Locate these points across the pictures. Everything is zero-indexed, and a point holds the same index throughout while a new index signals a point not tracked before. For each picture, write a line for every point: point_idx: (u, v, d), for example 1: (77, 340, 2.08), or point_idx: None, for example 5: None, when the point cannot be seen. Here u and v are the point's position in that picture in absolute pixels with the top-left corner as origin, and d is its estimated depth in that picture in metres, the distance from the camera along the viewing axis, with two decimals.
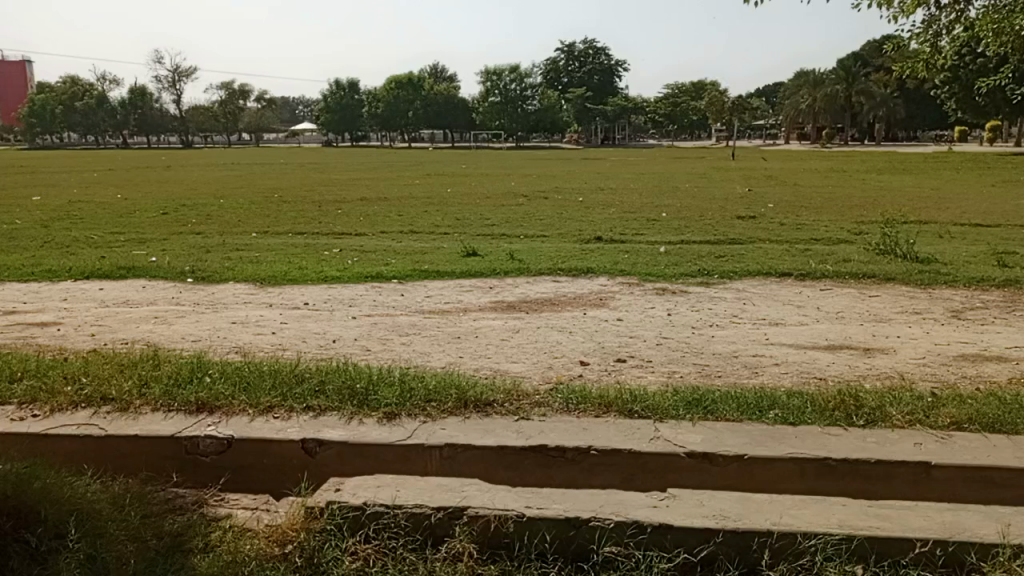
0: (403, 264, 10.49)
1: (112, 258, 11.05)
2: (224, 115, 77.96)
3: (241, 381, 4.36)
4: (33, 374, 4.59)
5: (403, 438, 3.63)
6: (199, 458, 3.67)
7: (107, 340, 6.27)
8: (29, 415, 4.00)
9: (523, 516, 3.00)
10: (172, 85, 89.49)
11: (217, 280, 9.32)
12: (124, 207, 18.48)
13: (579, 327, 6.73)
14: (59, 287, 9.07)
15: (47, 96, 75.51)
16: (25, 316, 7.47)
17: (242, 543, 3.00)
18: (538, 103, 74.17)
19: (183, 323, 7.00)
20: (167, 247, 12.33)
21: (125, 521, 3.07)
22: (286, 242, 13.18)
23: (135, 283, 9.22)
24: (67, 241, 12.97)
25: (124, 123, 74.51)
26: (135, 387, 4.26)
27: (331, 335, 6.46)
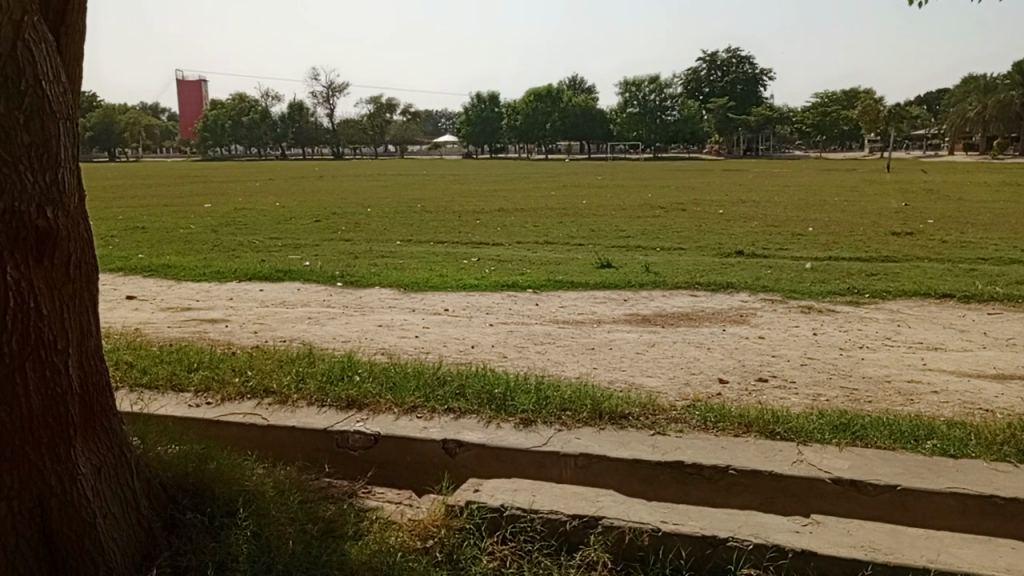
0: (539, 274, 10.67)
1: (271, 261, 11.95)
2: (372, 128, 82.26)
3: (388, 381, 4.62)
4: (206, 365, 5.07)
5: (539, 445, 3.71)
6: (348, 452, 3.92)
7: (268, 338, 6.81)
8: (204, 402, 4.42)
9: (659, 530, 2.98)
10: (327, 100, 95.87)
11: (365, 285, 9.88)
12: (282, 215, 19.90)
13: (717, 344, 6.58)
14: (227, 287, 9.93)
15: (218, 112, 82.78)
16: (199, 313, 8.23)
17: (388, 534, 3.18)
18: (677, 113, 72.95)
19: (334, 325, 7.46)
20: (320, 252, 13.14)
21: (285, 506, 3.31)
22: (427, 250, 13.73)
23: (291, 285, 9.94)
24: (234, 245, 14.15)
25: (283, 136, 80.48)
26: (294, 382, 4.62)
27: (470, 341, 6.67)
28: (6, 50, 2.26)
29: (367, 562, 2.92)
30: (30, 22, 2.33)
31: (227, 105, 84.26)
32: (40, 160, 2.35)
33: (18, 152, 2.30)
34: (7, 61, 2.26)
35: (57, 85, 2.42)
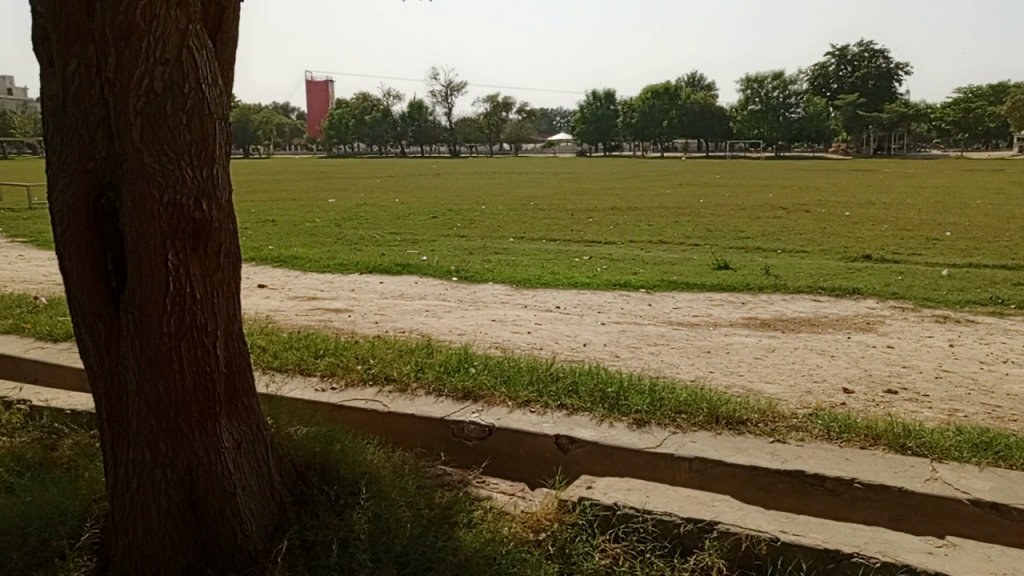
0: (652, 274, 10.53)
1: (390, 255, 12.38)
2: (488, 126, 83.53)
3: (502, 374, 4.70)
4: (332, 352, 5.34)
5: (653, 446, 3.67)
6: (464, 441, 4.02)
7: (387, 328, 7.07)
8: (329, 386, 4.66)
9: (778, 540, 2.89)
10: (445, 99, 98.20)
11: (479, 280, 10.08)
12: (401, 210, 20.57)
13: (841, 352, 6.29)
14: (349, 279, 10.38)
15: (343, 112, 86.43)
16: (324, 303, 8.66)
17: (501, 524, 3.25)
18: (802, 110, 69.90)
19: (450, 318, 7.66)
20: (436, 248, 13.48)
21: (404, 489, 3.44)
22: (540, 248, 13.83)
23: (409, 279, 10.27)
24: (356, 239, 14.76)
25: (402, 134, 83.07)
26: (412, 371, 4.79)
27: (583, 339, 6.68)
28: (173, 56, 2.47)
29: (480, 550, 3.00)
30: (194, 31, 2.52)
31: (352, 105, 87.82)
32: (199, 156, 2.55)
33: (181, 150, 2.50)
34: (174, 67, 2.47)
35: (215, 88, 2.62)
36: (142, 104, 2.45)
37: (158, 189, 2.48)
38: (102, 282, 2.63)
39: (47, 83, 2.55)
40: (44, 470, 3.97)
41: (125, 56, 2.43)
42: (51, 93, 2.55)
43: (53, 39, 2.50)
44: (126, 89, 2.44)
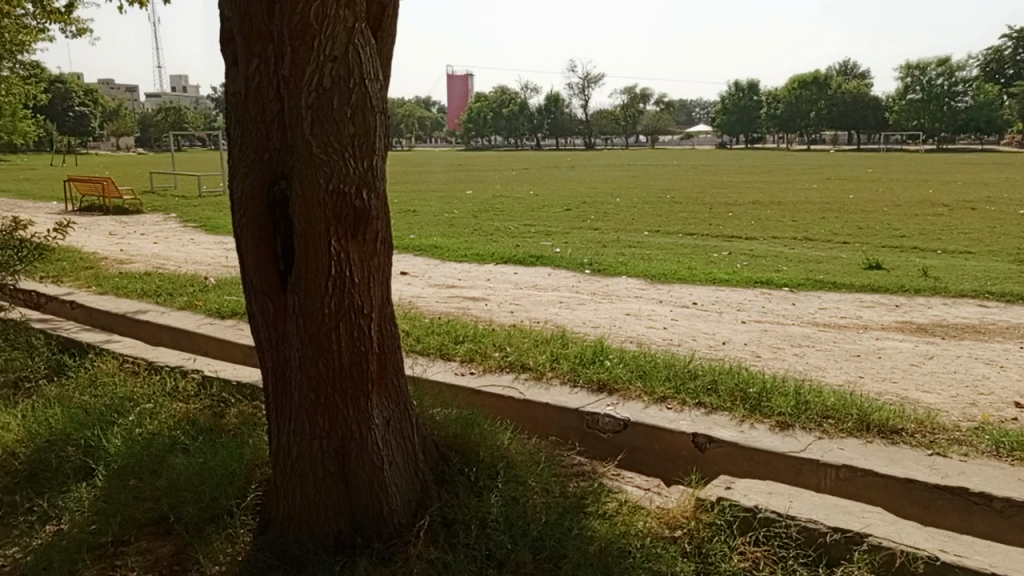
0: (796, 272, 10.07)
1: (525, 246, 12.56)
2: (624, 118, 82.53)
3: (638, 368, 4.67)
4: (470, 338, 5.50)
5: (797, 450, 3.53)
6: (599, 433, 4.03)
7: (523, 318, 7.19)
8: (468, 371, 4.81)
9: (936, 559, 2.70)
10: (582, 92, 97.96)
11: (614, 273, 10.03)
12: (536, 202, 20.77)
13: (1010, 362, 5.77)
14: (485, 268, 10.62)
15: (482, 105, 88.19)
16: (461, 291, 8.92)
17: (636, 518, 3.24)
18: (970, 99, 64.19)
19: (584, 310, 7.68)
20: (571, 240, 13.51)
21: (539, 476, 3.49)
22: (676, 242, 13.56)
23: (544, 270, 10.37)
24: (492, 229, 15.08)
25: (538, 126, 83.70)
26: (548, 360, 4.85)
27: (720, 337, 6.51)
28: (341, 54, 2.62)
29: (615, 542, 3.01)
30: (359, 28, 2.66)
31: (490, 98, 89.39)
32: (361, 148, 2.70)
33: (345, 141, 2.65)
34: (341, 63, 2.62)
35: (377, 82, 2.75)
36: (313, 99, 2.62)
37: (324, 178, 2.64)
38: (273, 264, 2.84)
39: (231, 80, 2.78)
40: (213, 435, 4.36)
41: (300, 54, 2.61)
42: (235, 89, 2.78)
43: (238, 40, 2.73)
44: (299, 84, 2.62)
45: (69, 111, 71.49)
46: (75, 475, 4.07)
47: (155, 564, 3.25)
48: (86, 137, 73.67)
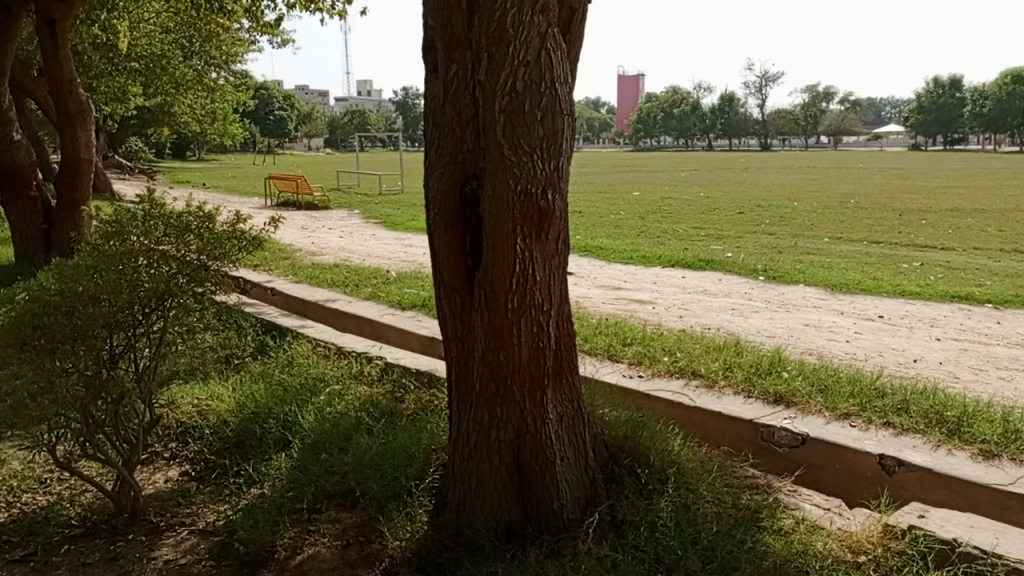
0: (1002, 288, 9.09)
1: (694, 250, 12.26)
2: (804, 119, 78.09)
3: (819, 382, 4.43)
4: (639, 341, 5.47)
5: (1003, 483, 3.21)
6: (774, 447, 3.87)
7: (691, 324, 7.04)
8: (637, 374, 4.79)
9: None
10: (760, 91, 93.81)
11: (789, 281, 9.56)
12: (706, 205, 20.22)
13: None
14: (653, 271, 10.49)
15: (652, 105, 86.90)
16: (628, 293, 8.87)
17: (814, 537, 3.08)
18: None
19: (757, 318, 7.39)
20: (743, 245, 13.00)
21: (711, 484, 3.41)
22: (859, 250, 12.68)
23: (714, 275, 10.08)
24: (660, 232, 14.85)
25: (711, 127, 81.21)
26: (721, 368, 4.73)
27: (911, 354, 6.02)
28: (534, 58, 2.72)
29: (790, 560, 2.88)
30: (551, 34, 2.75)
31: (662, 98, 87.86)
32: (548, 150, 2.78)
33: (534, 143, 2.75)
34: (534, 67, 2.72)
35: (566, 86, 2.82)
36: (505, 102, 2.73)
37: (514, 179, 2.75)
38: (461, 260, 2.99)
39: (431, 85, 2.95)
40: (393, 418, 4.64)
41: (495, 59, 2.72)
42: (433, 94, 2.95)
43: (439, 48, 2.89)
44: (493, 88, 2.74)
45: (270, 116, 78.54)
46: (275, 446, 4.50)
47: (343, 532, 3.53)
48: (283, 138, 80.58)
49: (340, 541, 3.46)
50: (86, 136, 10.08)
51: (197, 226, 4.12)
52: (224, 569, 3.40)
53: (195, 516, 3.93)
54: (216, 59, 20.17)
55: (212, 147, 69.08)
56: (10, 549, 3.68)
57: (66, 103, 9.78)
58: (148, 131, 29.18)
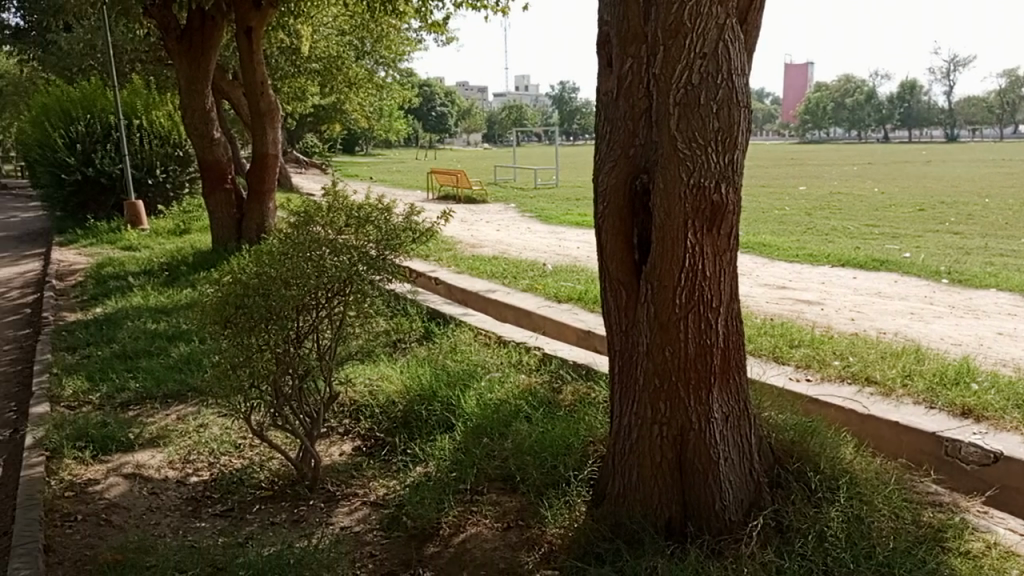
0: None
1: (868, 249, 11.48)
2: (999, 106, 70.60)
3: (1017, 397, 4.03)
4: (807, 343, 5.22)
5: None
6: (960, 464, 3.58)
7: (864, 327, 6.62)
8: (805, 377, 4.58)
9: None
10: (947, 77, 85.81)
11: (978, 285, 8.73)
12: (881, 201, 18.84)
13: None
14: (820, 271, 9.94)
15: (822, 95, 81.91)
16: (793, 292, 8.47)
17: (1008, 564, 2.83)
18: None
19: (940, 324, 6.82)
20: (924, 244, 12.02)
21: (888, 497, 3.21)
22: None
23: (890, 276, 9.40)
24: (828, 229, 14.02)
25: (888, 117, 75.37)
26: (900, 376, 4.42)
27: None
28: (711, 50, 2.69)
29: None
30: (730, 24, 2.70)
31: (833, 87, 82.61)
32: (724, 142, 2.73)
33: (708, 137, 2.71)
34: (711, 59, 2.69)
35: (744, 77, 2.76)
36: (681, 95, 2.71)
37: (686, 173, 2.72)
38: (628, 253, 3.00)
39: (604, 80, 2.98)
40: (552, 408, 4.73)
41: (671, 52, 2.71)
42: (606, 88, 2.97)
43: (614, 43, 2.91)
44: (668, 82, 2.73)
45: (432, 112, 81.69)
46: (440, 428, 4.72)
47: (503, 515, 3.66)
48: (444, 133, 83.81)
49: (501, 523, 3.60)
50: (274, 133, 10.98)
51: (375, 218, 4.37)
52: (394, 539, 3.63)
53: (367, 489, 4.21)
54: (387, 59, 21.23)
55: (378, 142, 73.03)
56: (212, 504, 4.13)
57: (258, 102, 10.77)
58: (323, 128, 31.30)
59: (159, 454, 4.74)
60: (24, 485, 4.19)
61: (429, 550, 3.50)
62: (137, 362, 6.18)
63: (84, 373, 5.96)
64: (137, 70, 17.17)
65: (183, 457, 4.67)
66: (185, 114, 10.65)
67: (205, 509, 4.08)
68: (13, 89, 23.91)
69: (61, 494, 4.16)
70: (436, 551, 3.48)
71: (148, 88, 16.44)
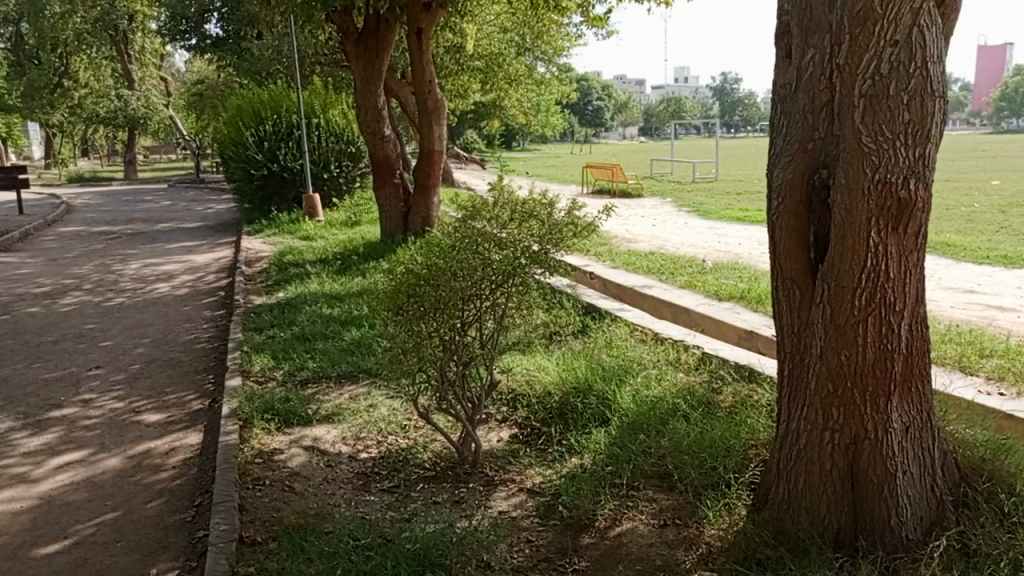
0: None
1: None
2: None
3: None
4: (999, 354, 4.76)
5: None
6: None
7: None
8: (997, 391, 4.18)
9: None
10: None
11: None
12: None
13: None
14: (1016, 275, 8.99)
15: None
16: (983, 297, 7.73)
17: None
18: None
19: None
20: None
21: None
22: None
23: None
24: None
25: None
26: None
27: None
28: (903, 37, 2.54)
29: None
30: (927, 9, 2.54)
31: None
32: (914, 136, 2.58)
33: (898, 130, 2.57)
34: (903, 46, 2.54)
35: (939, 66, 2.58)
36: (868, 85, 2.58)
37: (871, 167, 2.59)
38: (803, 252, 2.88)
39: (782, 72, 2.88)
40: (711, 408, 4.64)
41: (858, 41, 2.59)
42: (784, 80, 2.87)
43: (795, 33, 2.81)
44: (854, 72, 2.60)
45: (589, 106, 81.52)
46: (595, 421, 4.75)
47: (660, 513, 3.65)
48: (599, 127, 83.66)
49: (657, 520, 3.59)
50: (440, 128, 11.42)
51: (539, 213, 4.43)
52: (551, 527, 3.71)
53: (524, 476, 4.32)
54: (547, 54, 21.46)
55: (536, 138, 73.91)
56: (380, 480, 4.40)
57: (426, 99, 11.26)
58: (483, 124, 32.14)
59: (334, 429, 5.11)
60: (222, 449, 4.68)
61: (585, 541, 3.56)
62: (315, 344, 6.69)
63: (270, 352, 6.54)
64: (317, 73, 18.45)
65: (354, 434, 5.01)
66: (360, 113, 11.37)
67: (374, 484, 4.36)
68: (212, 92, 26.44)
69: (251, 460, 4.60)
70: (591, 543, 3.53)
71: (326, 89, 17.63)
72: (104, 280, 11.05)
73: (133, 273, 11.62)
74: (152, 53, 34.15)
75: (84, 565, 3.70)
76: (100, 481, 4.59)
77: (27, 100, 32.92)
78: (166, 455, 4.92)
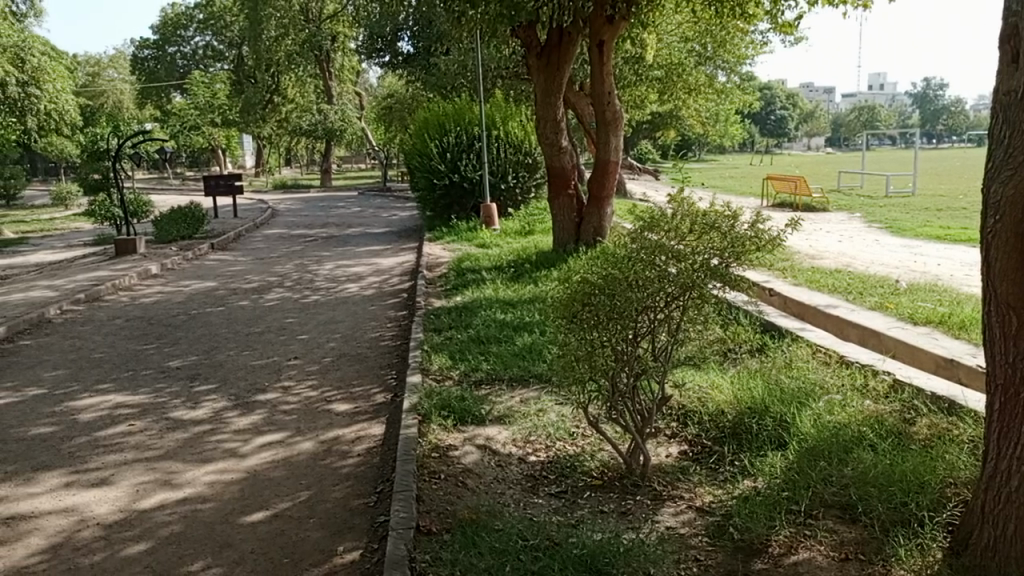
0: None
1: None
2: None
3: None
4: None
5: None
6: None
7: None
8: None
9: None
10: None
11: None
12: None
13: None
14: None
15: None
16: None
17: None
18: None
19: None
20: None
21: None
22: None
23: None
24: None
25: None
26: None
27: None
28: None
29: None
30: None
31: None
32: None
33: None
34: None
35: None
36: None
37: None
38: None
39: (1005, 79, 2.64)
40: (902, 440, 4.31)
41: None
42: (1007, 87, 2.63)
43: None
44: None
45: (772, 115, 78.13)
46: (771, 444, 4.56)
47: (841, 545, 3.45)
48: (782, 137, 79.81)
49: (838, 553, 3.40)
50: (616, 140, 11.39)
51: (721, 225, 4.33)
52: (721, 548, 3.60)
53: (693, 494, 4.24)
54: (729, 63, 20.84)
55: (714, 148, 71.87)
56: (548, 484, 4.49)
57: (604, 111, 11.32)
58: (658, 134, 31.75)
59: (505, 431, 5.27)
60: (403, 441, 4.99)
61: (757, 566, 3.42)
62: (488, 347, 6.95)
63: (447, 352, 6.87)
64: (498, 86, 19.13)
65: (524, 437, 5.14)
66: (538, 125, 11.69)
67: (542, 487, 4.45)
68: (401, 106, 28.17)
69: (428, 454, 4.86)
70: (764, 569, 3.39)
71: (507, 102, 18.22)
72: (302, 278, 12.11)
73: (327, 273, 12.64)
74: (349, 70, 36.96)
75: (282, 536, 4.09)
76: (296, 461, 5.05)
77: (244, 115, 36.79)
78: (352, 443, 5.32)
